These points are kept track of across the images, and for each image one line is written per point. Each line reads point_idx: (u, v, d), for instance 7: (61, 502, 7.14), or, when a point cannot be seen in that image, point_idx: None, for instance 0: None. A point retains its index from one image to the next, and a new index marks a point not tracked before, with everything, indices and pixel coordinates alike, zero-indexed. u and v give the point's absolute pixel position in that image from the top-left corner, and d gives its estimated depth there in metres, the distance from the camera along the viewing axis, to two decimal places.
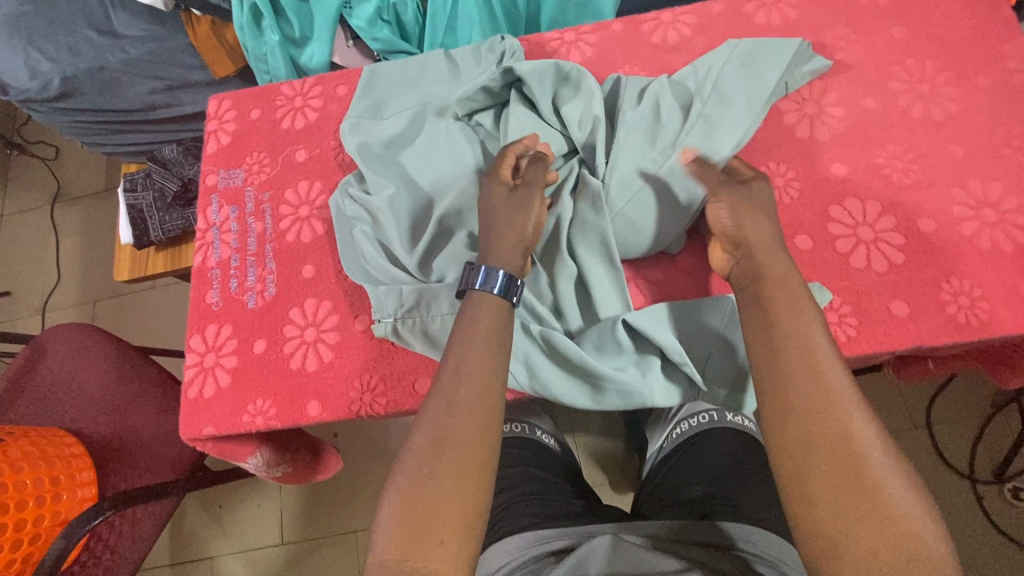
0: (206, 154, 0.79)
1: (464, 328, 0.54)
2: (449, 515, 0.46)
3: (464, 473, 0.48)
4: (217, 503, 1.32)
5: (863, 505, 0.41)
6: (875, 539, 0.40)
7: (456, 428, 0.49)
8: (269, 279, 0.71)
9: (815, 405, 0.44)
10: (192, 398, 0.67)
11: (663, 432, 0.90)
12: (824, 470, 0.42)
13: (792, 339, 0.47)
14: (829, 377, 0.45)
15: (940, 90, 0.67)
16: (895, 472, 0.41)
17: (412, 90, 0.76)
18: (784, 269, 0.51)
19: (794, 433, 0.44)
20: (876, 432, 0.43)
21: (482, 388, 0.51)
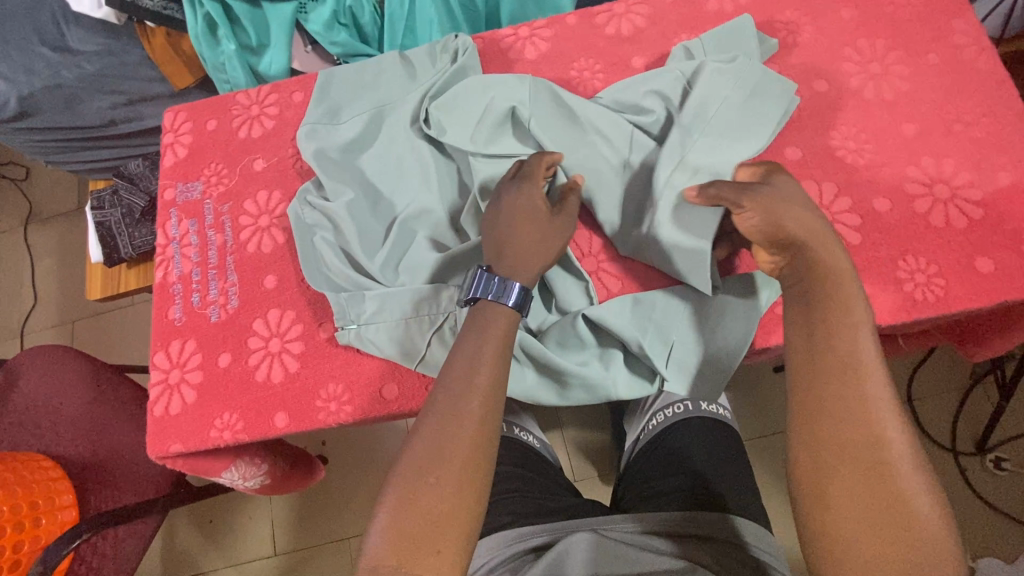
0: (163, 168, 0.78)
1: (473, 335, 0.54)
2: (449, 527, 0.46)
3: (464, 483, 0.47)
4: (208, 518, 1.31)
5: (882, 519, 0.39)
6: (889, 547, 0.39)
7: (459, 436, 0.49)
8: (231, 291, 0.70)
9: (849, 411, 0.42)
10: (158, 415, 0.66)
11: (640, 423, 0.90)
12: (848, 474, 0.41)
13: (839, 338, 0.45)
14: (867, 381, 0.43)
15: (891, 69, 0.67)
16: (922, 488, 0.40)
17: (368, 95, 0.75)
18: (841, 265, 0.48)
19: (822, 433, 0.43)
20: (909, 446, 0.41)
21: (487, 400, 0.51)
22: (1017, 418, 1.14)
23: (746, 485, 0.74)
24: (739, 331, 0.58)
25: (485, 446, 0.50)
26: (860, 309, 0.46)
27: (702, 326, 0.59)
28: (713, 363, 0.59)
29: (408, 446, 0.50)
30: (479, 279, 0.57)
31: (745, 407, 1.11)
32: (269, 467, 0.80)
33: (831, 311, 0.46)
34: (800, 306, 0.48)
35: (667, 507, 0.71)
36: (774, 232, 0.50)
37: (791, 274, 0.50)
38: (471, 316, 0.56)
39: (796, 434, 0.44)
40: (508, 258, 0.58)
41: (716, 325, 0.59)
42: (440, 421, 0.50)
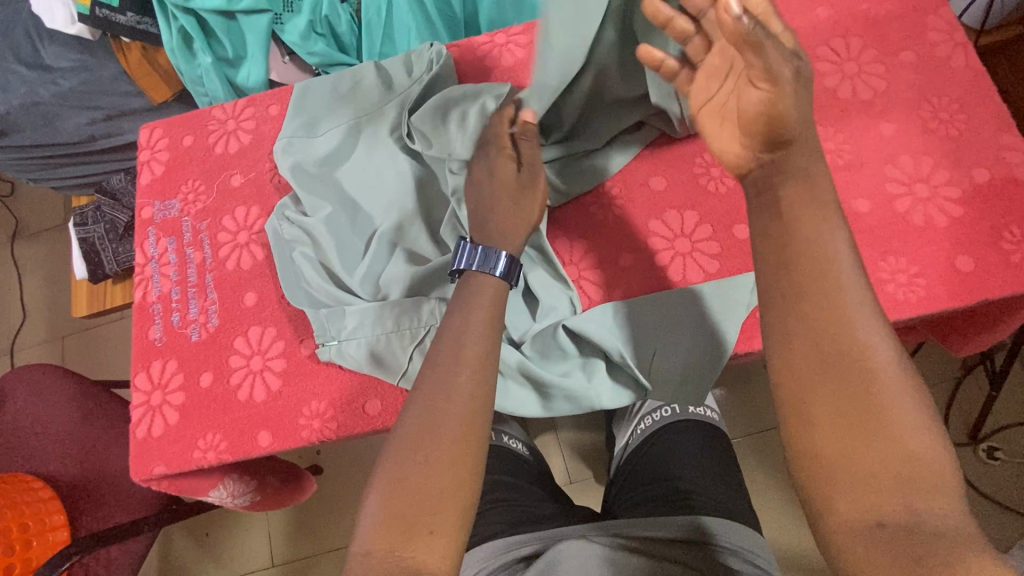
0: (140, 187, 0.77)
1: (461, 318, 0.54)
2: (441, 505, 0.45)
3: (456, 461, 0.47)
4: (204, 531, 1.30)
5: (868, 432, 0.37)
6: (878, 465, 0.37)
7: (450, 414, 0.48)
8: (211, 309, 0.69)
9: (826, 326, 0.40)
10: (141, 437, 0.66)
11: (628, 428, 0.90)
12: (831, 394, 0.39)
13: (813, 249, 0.41)
14: (846, 294, 0.40)
15: (867, 68, 0.67)
16: (905, 394, 0.38)
17: (345, 106, 0.74)
18: (812, 167, 0.44)
19: (802, 353, 0.40)
20: (889, 352, 0.39)
21: (478, 379, 0.51)
22: (1010, 406, 1.14)
23: (734, 489, 0.75)
24: (718, 340, 0.58)
25: (477, 423, 0.49)
26: (818, 197, 0.43)
27: (683, 333, 0.59)
28: (696, 371, 0.59)
29: (399, 427, 0.50)
30: (465, 250, 0.57)
31: (736, 405, 1.11)
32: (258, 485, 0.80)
33: (805, 235, 0.42)
34: (781, 211, 0.43)
35: (658, 511, 0.71)
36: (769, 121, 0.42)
37: (764, 175, 0.44)
38: (460, 288, 0.56)
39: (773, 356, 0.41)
40: (492, 233, 0.58)
41: (697, 334, 0.59)
42: (432, 399, 0.49)
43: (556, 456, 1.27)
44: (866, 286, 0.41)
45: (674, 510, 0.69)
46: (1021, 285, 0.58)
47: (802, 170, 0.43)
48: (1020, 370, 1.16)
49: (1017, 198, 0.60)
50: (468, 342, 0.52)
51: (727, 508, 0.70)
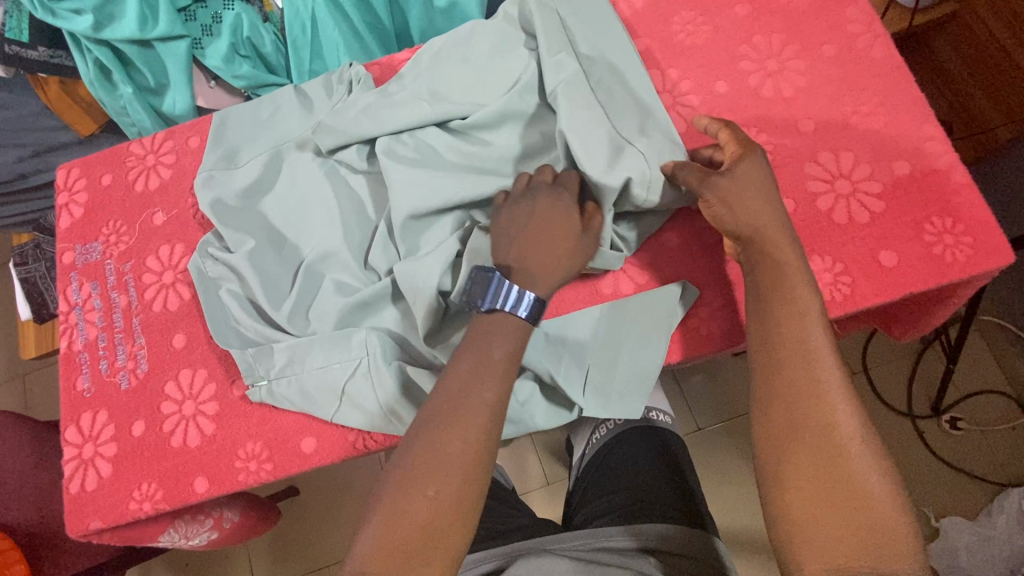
0: (59, 231, 0.74)
1: (475, 354, 0.52)
2: (440, 541, 0.45)
3: (460, 495, 0.47)
4: (184, 561, 1.28)
5: (837, 497, 0.43)
6: (844, 529, 0.42)
7: (455, 442, 0.48)
8: (140, 354, 0.67)
9: (803, 398, 0.46)
10: (75, 493, 0.64)
11: (584, 437, 0.89)
12: (805, 458, 0.44)
13: (790, 323, 0.48)
14: (818, 367, 0.46)
15: (789, 65, 0.67)
16: (869, 462, 0.43)
17: (266, 134, 0.72)
18: (791, 257, 0.51)
19: (781, 418, 0.46)
20: (859, 426, 0.45)
21: (486, 420, 0.49)
22: (969, 376, 1.16)
23: (691, 497, 0.74)
24: (650, 358, 0.59)
25: (483, 462, 0.48)
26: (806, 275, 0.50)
27: (614, 350, 0.60)
28: (629, 385, 0.59)
29: (404, 451, 0.49)
30: (493, 286, 0.54)
31: (700, 397, 1.12)
32: (221, 536, 0.78)
33: (779, 306, 0.49)
34: (750, 290, 0.52)
35: (615, 524, 0.70)
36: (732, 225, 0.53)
37: (746, 259, 0.53)
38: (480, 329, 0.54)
39: (757, 419, 0.48)
40: (526, 267, 0.55)
41: (625, 353, 0.60)
42: (443, 432, 0.48)
43: (533, 459, 1.27)
44: (838, 359, 0.47)
45: (630, 522, 0.69)
46: (941, 277, 0.58)
47: (789, 246, 0.51)
48: (976, 339, 1.18)
49: (936, 190, 0.61)
50: (488, 374, 0.51)
51: (685, 517, 0.70)
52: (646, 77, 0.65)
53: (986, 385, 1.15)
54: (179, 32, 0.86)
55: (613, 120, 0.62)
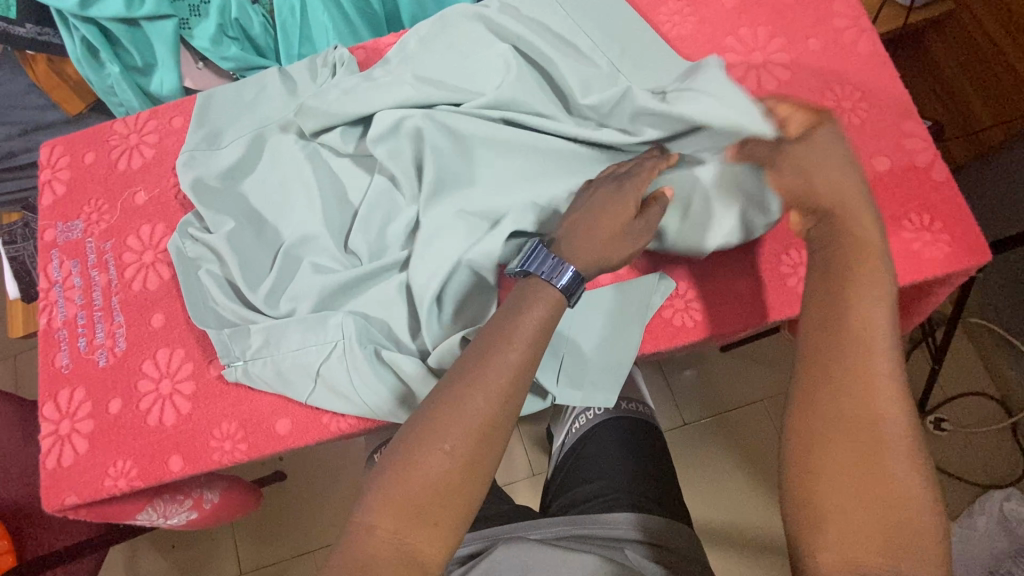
0: (41, 207, 0.74)
1: (510, 320, 0.51)
2: (448, 500, 0.45)
3: (473, 457, 0.46)
4: (169, 542, 1.29)
5: (869, 488, 0.40)
6: (870, 522, 0.39)
7: (479, 404, 0.47)
8: (118, 333, 0.67)
9: (854, 396, 0.42)
10: (51, 467, 0.64)
11: (564, 427, 0.89)
12: (842, 447, 0.41)
13: (849, 308, 0.45)
14: (876, 357, 0.43)
15: (773, 57, 0.67)
16: (909, 461, 0.40)
17: (248, 116, 0.72)
18: (860, 230, 0.48)
19: (827, 403, 0.42)
20: (907, 422, 0.41)
21: (512, 382, 0.48)
22: (956, 377, 1.16)
23: (670, 491, 0.75)
24: (624, 349, 0.59)
25: (503, 423, 0.47)
26: (873, 260, 0.47)
27: (593, 338, 0.60)
28: (604, 370, 0.60)
29: (426, 411, 0.48)
30: (537, 255, 0.54)
31: (687, 392, 1.12)
32: (199, 516, 0.78)
33: (851, 301, 0.45)
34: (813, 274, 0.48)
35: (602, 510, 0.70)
36: (805, 196, 0.52)
37: (816, 232, 0.50)
38: (520, 291, 0.53)
39: (796, 405, 0.44)
40: (575, 242, 0.55)
41: (605, 345, 0.60)
42: (466, 389, 0.47)
43: (518, 449, 1.27)
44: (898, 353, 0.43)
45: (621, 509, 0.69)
46: (916, 274, 0.59)
47: (862, 229, 0.48)
48: (963, 341, 1.18)
49: (916, 186, 0.61)
50: (518, 335, 0.49)
51: (669, 511, 0.70)
52: (653, 62, 0.66)
53: (972, 387, 1.15)
54: (166, 12, 0.86)
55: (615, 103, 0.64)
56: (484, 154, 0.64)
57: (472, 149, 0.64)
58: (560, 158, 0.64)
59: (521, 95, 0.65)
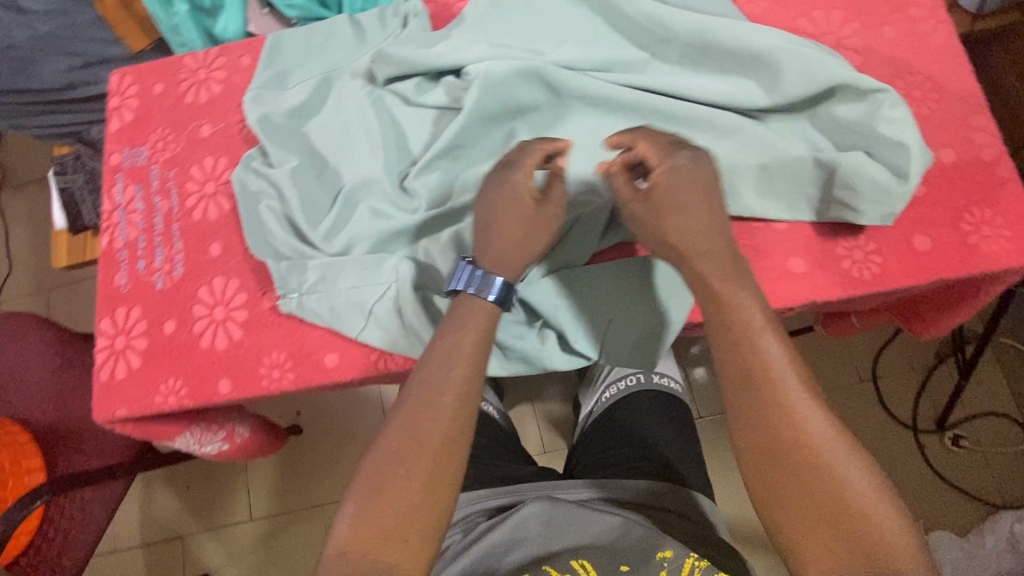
0: (109, 133, 0.76)
1: (444, 335, 0.54)
2: (417, 519, 0.47)
3: (433, 472, 0.48)
4: (185, 483, 1.33)
5: (827, 507, 0.42)
6: (838, 538, 0.41)
7: (432, 421, 0.50)
8: (176, 259, 0.69)
9: (785, 440, 0.44)
10: (105, 380, 0.66)
11: (594, 395, 0.91)
12: (790, 478, 0.44)
13: (748, 357, 0.47)
14: (785, 391, 0.46)
15: (845, 42, 0.67)
16: (855, 470, 0.43)
17: (317, 59, 0.73)
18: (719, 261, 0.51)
19: (764, 443, 0.45)
20: (838, 435, 0.44)
21: (461, 397, 0.51)
22: (981, 395, 1.16)
23: (695, 459, 0.77)
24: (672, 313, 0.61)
25: (459, 439, 0.50)
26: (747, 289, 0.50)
27: (643, 302, 0.62)
28: (642, 339, 0.62)
29: (379, 449, 0.49)
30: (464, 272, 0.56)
31: (710, 383, 1.13)
32: (230, 449, 0.81)
33: (746, 351, 0.47)
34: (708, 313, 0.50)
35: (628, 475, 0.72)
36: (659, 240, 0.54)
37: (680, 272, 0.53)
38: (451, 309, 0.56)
39: (738, 446, 0.47)
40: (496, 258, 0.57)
41: (634, 324, 0.62)
42: (413, 411, 0.50)
43: (532, 426, 1.29)
44: (803, 375, 0.46)
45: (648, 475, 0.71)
46: (972, 267, 0.59)
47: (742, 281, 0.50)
48: (991, 361, 1.17)
49: (980, 180, 0.61)
50: (453, 362, 0.52)
51: (692, 480, 0.72)
52: (741, 26, 0.64)
53: (995, 407, 1.15)
54: None
55: (697, 78, 0.65)
56: (549, 117, 0.67)
57: (541, 109, 0.67)
58: (631, 121, 0.66)
59: (593, 57, 0.67)
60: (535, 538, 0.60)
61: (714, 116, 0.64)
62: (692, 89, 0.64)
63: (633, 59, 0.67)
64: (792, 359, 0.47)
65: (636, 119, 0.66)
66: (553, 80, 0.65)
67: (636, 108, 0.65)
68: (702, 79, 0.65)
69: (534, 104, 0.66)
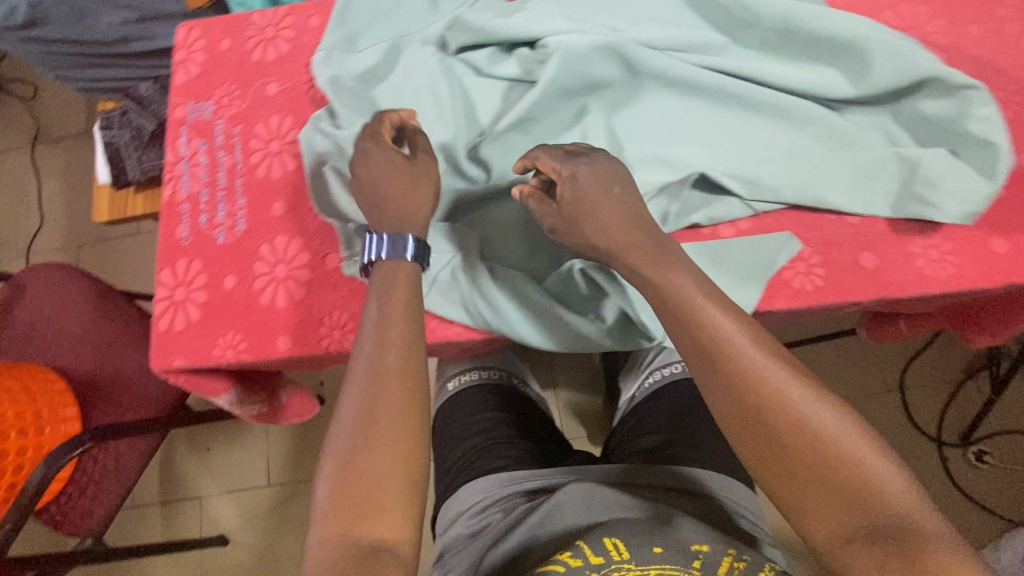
0: (174, 85, 0.76)
1: (379, 296, 0.52)
2: (390, 486, 0.45)
3: (397, 436, 0.46)
4: (205, 444, 1.34)
5: (825, 471, 0.42)
6: (843, 498, 0.41)
7: (387, 385, 0.48)
8: (238, 215, 0.69)
9: (760, 408, 0.44)
10: (163, 329, 0.66)
11: (636, 381, 0.91)
12: (782, 448, 0.43)
13: (700, 335, 0.47)
14: (754, 364, 0.45)
15: (929, 37, 0.66)
16: (844, 428, 0.43)
17: (388, 24, 0.73)
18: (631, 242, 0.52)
19: (750, 419, 0.44)
20: (818, 398, 0.44)
21: (406, 350, 0.49)
22: (1008, 413, 1.15)
23: None
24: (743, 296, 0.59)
25: (416, 398, 0.48)
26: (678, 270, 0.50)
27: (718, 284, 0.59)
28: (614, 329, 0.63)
29: (337, 424, 0.47)
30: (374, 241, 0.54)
31: None
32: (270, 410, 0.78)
33: (695, 329, 0.47)
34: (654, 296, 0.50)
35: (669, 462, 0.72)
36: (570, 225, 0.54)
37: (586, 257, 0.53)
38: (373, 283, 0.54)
39: (725, 427, 0.46)
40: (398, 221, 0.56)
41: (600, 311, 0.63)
42: (370, 377, 0.48)
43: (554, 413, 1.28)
44: (767, 345, 0.46)
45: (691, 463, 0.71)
46: None
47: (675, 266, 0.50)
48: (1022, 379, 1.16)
49: None
50: (393, 321, 0.50)
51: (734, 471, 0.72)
52: (831, 12, 0.62)
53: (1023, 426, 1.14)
54: None
55: (779, 65, 0.64)
56: (623, 94, 0.66)
57: (615, 86, 0.66)
58: (706, 106, 0.65)
59: (673, 37, 0.66)
60: (573, 517, 0.60)
61: (793, 105, 0.63)
62: (772, 75, 0.64)
63: (713, 41, 0.66)
64: (742, 326, 0.47)
65: (712, 104, 0.65)
66: (631, 57, 0.64)
67: (715, 91, 0.64)
68: (782, 67, 0.64)
69: (608, 81, 0.66)
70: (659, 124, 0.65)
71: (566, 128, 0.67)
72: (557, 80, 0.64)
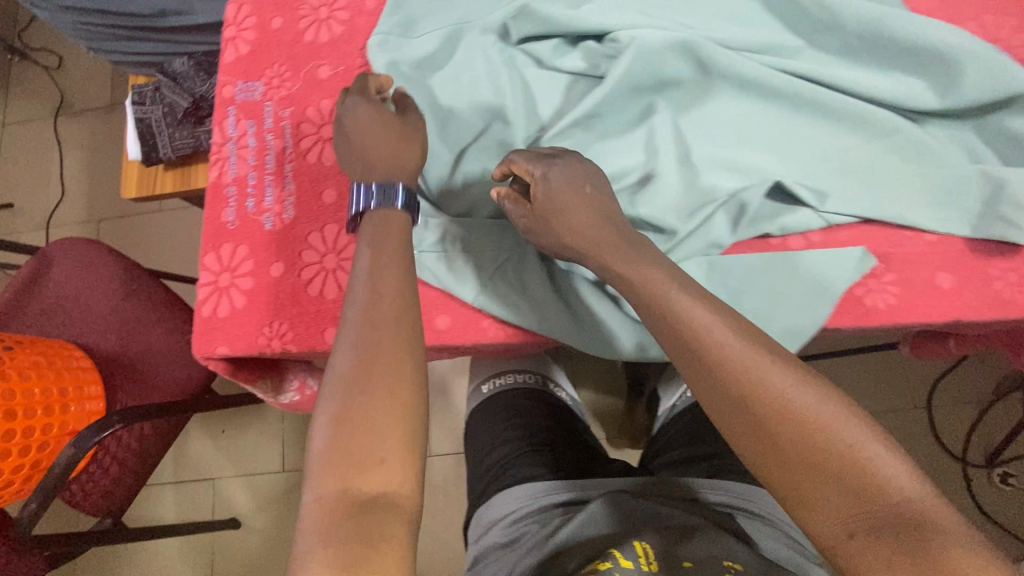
0: (222, 63, 0.73)
1: (372, 245, 0.49)
2: (388, 428, 0.40)
3: (397, 382, 0.42)
4: (220, 427, 1.33)
5: (822, 466, 0.38)
6: (844, 494, 0.37)
7: (381, 329, 0.44)
8: (288, 201, 0.67)
9: (746, 398, 0.41)
10: (207, 315, 0.64)
11: (676, 390, 0.89)
12: (777, 443, 0.40)
13: (680, 325, 0.45)
14: (739, 356, 0.42)
15: (1016, 51, 0.63)
16: (842, 420, 0.39)
17: (446, 8, 0.70)
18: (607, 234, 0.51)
19: (741, 413, 0.41)
20: (811, 388, 0.41)
21: (400, 299, 0.46)
22: None
23: None
24: (813, 313, 0.57)
25: (414, 343, 0.44)
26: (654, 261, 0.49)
27: (787, 300, 0.57)
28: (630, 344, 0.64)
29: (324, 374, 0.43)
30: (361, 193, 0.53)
31: None
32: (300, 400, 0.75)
33: (675, 320, 0.45)
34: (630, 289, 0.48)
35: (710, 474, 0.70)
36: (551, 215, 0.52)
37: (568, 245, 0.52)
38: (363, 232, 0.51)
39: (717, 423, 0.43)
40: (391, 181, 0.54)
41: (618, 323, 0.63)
42: (363, 322, 0.44)
43: None
44: (752, 335, 0.44)
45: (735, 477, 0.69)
46: None
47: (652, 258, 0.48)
48: None
49: None
50: (356, 287, 0.47)
51: None
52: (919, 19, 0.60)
53: None
54: None
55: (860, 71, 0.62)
56: (692, 94, 0.64)
57: (685, 86, 0.64)
58: (780, 110, 0.63)
59: (749, 37, 0.63)
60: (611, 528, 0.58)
61: (873, 114, 0.60)
62: (853, 82, 0.61)
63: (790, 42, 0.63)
64: (721, 315, 0.45)
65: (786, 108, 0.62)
66: (705, 56, 0.62)
67: (792, 95, 0.62)
68: (863, 74, 0.62)
69: (679, 79, 0.63)
70: (729, 126, 0.63)
71: (632, 127, 0.64)
72: (627, 76, 0.62)
